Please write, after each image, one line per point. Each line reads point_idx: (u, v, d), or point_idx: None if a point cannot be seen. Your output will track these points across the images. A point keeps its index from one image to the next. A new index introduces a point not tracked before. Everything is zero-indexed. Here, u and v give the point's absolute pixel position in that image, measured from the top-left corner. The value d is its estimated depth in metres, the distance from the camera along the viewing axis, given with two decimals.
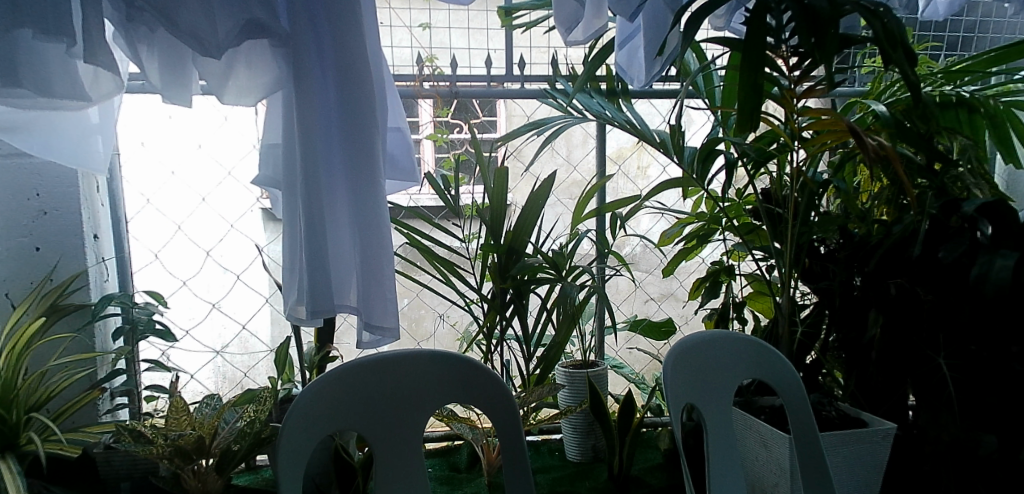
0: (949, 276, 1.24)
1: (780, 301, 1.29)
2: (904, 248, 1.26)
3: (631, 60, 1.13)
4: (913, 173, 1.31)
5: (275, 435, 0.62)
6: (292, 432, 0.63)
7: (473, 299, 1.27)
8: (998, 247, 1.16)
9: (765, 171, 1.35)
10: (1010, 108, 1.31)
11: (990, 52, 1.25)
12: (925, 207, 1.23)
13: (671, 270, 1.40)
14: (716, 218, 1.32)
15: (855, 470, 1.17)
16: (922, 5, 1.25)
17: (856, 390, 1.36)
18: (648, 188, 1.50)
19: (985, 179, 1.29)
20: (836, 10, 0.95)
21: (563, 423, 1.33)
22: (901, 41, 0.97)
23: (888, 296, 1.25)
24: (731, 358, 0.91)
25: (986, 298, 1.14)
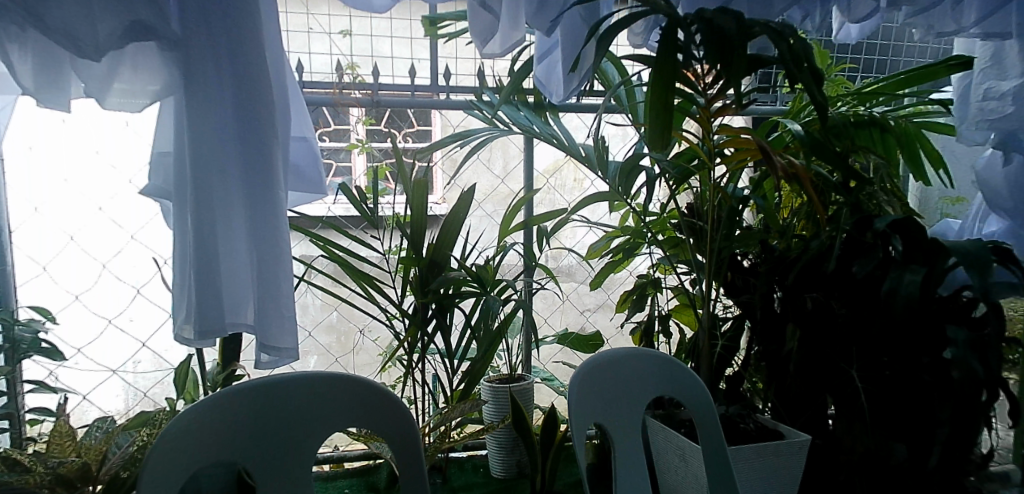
0: (861, 291, 1.30)
1: (701, 314, 1.30)
2: (820, 263, 1.31)
3: (550, 74, 1.14)
4: (829, 191, 1.36)
5: (147, 447, 0.59)
6: (169, 449, 0.61)
7: (394, 314, 1.22)
8: (908, 262, 1.23)
9: (689, 186, 1.36)
10: (921, 129, 1.37)
11: (900, 75, 1.31)
12: (840, 224, 1.28)
13: (599, 284, 1.39)
14: (640, 232, 1.33)
15: (770, 482, 1.19)
16: (835, 29, 1.30)
17: (775, 400, 1.40)
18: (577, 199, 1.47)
19: (897, 196, 1.35)
20: (744, 33, 1.01)
21: (487, 439, 1.29)
22: (807, 60, 1.03)
23: (806, 310, 1.32)
24: (648, 375, 0.98)
25: (896, 312, 1.19)
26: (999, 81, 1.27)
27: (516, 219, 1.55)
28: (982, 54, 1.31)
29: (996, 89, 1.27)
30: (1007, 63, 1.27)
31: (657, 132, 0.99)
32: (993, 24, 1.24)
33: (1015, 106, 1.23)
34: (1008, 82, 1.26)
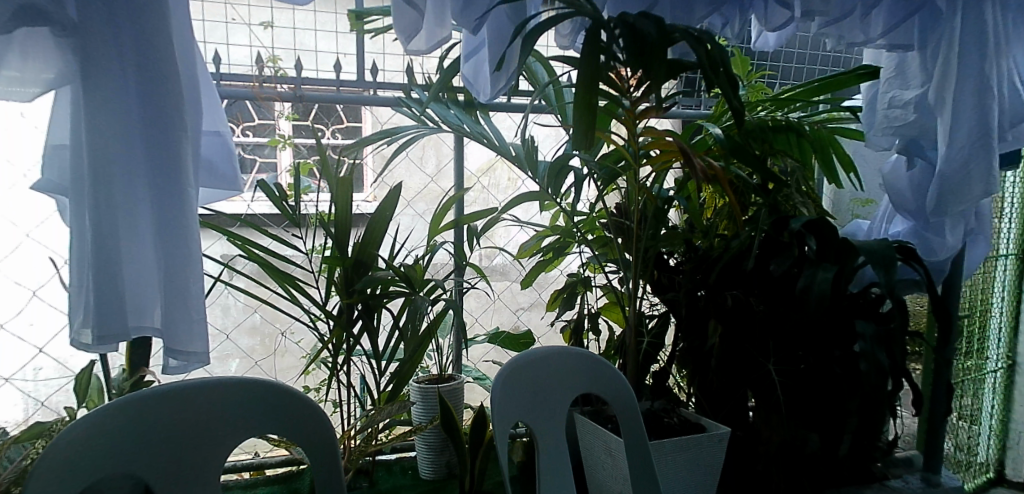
0: (779, 288, 1.36)
1: (629, 312, 1.32)
2: (740, 261, 1.36)
3: (477, 73, 1.14)
4: (749, 192, 1.42)
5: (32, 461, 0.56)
6: (57, 464, 0.57)
7: (317, 315, 1.19)
8: (821, 260, 1.29)
9: (617, 187, 1.39)
10: (833, 134, 1.44)
11: (813, 83, 1.37)
12: (759, 224, 1.34)
13: (530, 282, 1.40)
14: (570, 232, 1.34)
15: (692, 474, 1.23)
16: (754, 37, 1.35)
17: (698, 394, 1.43)
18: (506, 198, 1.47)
19: (812, 198, 1.41)
20: (664, 38, 1.04)
21: (416, 440, 1.27)
22: (723, 66, 1.07)
23: (725, 306, 1.34)
24: (572, 373, 0.99)
25: (809, 308, 1.25)
26: (903, 90, 1.35)
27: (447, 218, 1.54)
28: (887, 64, 1.39)
29: (900, 97, 1.34)
30: (909, 73, 1.35)
31: (581, 128, 1.02)
32: (897, 35, 1.31)
33: (917, 114, 1.32)
34: (910, 90, 1.33)
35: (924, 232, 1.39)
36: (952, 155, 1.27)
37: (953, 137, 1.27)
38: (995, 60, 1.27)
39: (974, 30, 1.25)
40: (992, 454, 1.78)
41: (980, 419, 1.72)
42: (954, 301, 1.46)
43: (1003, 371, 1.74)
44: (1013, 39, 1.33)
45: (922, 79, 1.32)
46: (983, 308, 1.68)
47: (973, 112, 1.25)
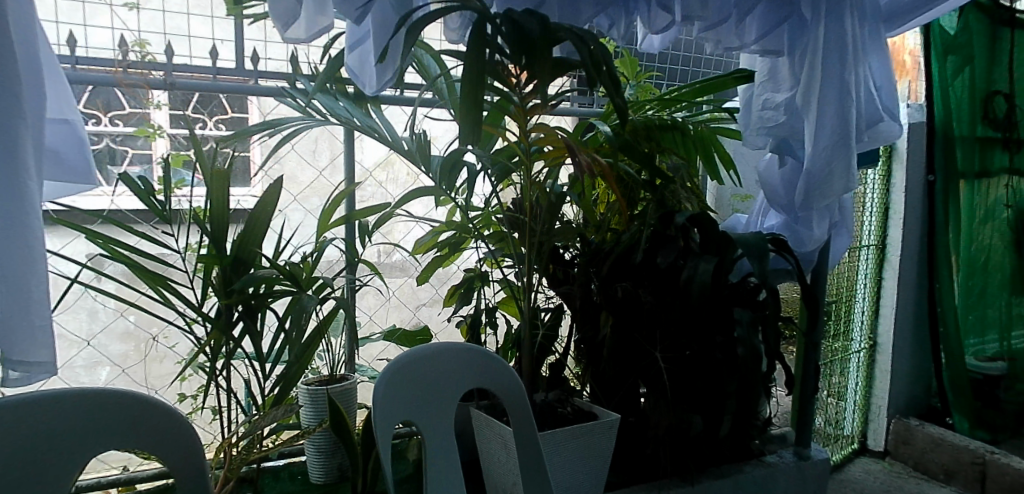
0: (665, 279, 1.42)
1: (524, 305, 1.34)
2: (630, 254, 1.42)
3: (362, 64, 1.11)
4: (638, 188, 1.47)
5: None
6: None
7: (193, 318, 1.12)
8: (703, 252, 1.36)
9: (512, 182, 1.40)
10: (715, 134, 1.52)
11: (695, 84, 1.44)
12: (647, 218, 1.39)
13: (426, 278, 1.38)
14: (466, 228, 1.34)
15: (584, 462, 1.26)
16: (640, 39, 1.41)
17: (592, 384, 1.47)
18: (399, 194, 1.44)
19: (695, 194, 1.49)
20: (548, 35, 1.05)
21: (306, 445, 1.23)
22: (605, 64, 1.09)
23: (616, 298, 1.39)
24: (461, 369, 0.99)
25: (693, 298, 1.31)
26: (775, 93, 1.44)
27: (338, 214, 1.49)
28: (761, 68, 1.47)
29: (773, 100, 1.43)
30: (780, 77, 1.44)
31: (468, 122, 1.01)
32: (769, 41, 1.39)
33: (786, 116, 1.42)
34: (782, 93, 1.43)
35: (794, 225, 1.49)
36: (817, 153, 1.37)
37: (818, 138, 1.36)
38: (854, 65, 1.37)
39: (835, 37, 1.34)
40: (856, 426, 1.97)
41: (845, 396, 1.89)
42: (821, 289, 1.59)
43: (865, 351, 1.92)
44: (869, 48, 1.43)
45: (791, 83, 1.41)
46: (848, 295, 1.85)
47: (835, 114, 1.34)
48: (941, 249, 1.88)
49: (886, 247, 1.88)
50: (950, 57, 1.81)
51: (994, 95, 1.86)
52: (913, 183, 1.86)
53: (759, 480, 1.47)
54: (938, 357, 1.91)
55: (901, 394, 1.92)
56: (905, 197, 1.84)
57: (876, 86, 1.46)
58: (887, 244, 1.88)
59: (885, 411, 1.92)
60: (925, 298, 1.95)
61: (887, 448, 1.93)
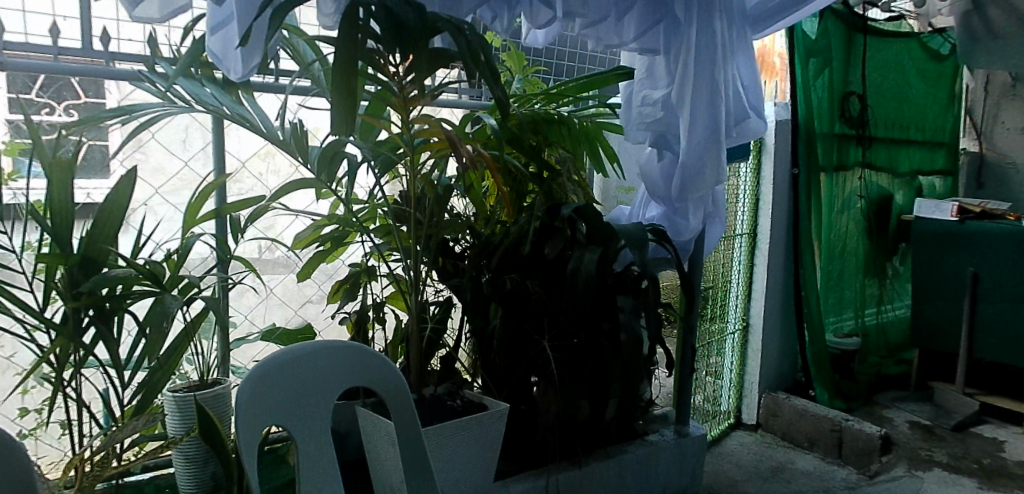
0: (553, 270, 1.44)
1: (412, 300, 1.30)
2: (519, 246, 1.43)
3: (226, 48, 1.05)
4: (526, 180, 1.49)
5: None
6: None
7: (33, 325, 1.01)
8: (588, 243, 1.39)
9: (398, 174, 1.36)
10: (600, 129, 1.57)
11: (579, 79, 1.48)
12: (535, 211, 1.41)
13: (308, 275, 1.33)
14: (349, 222, 1.29)
15: (475, 455, 1.25)
16: (524, 33, 1.42)
17: (483, 375, 1.47)
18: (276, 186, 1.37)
19: (581, 186, 1.52)
20: (425, 25, 1.02)
21: (173, 456, 1.15)
22: (484, 55, 1.08)
23: (504, 289, 1.38)
24: (331, 371, 0.93)
25: (578, 288, 1.33)
26: (653, 89, 1.50)
27: (206, 209, 1.39)
28: (640, 66, 1.54)
29: (651, 96, 1.50)
30: (657, 75, 1.51)
31: (343, 106, 0.95)
32: (646, 41, 1.45)
33: (663, 111, 1.47)
34: (659, 90, 1.49)
35: (672, 216, 1.57)
36: (691, 147, 1.44)
37: (692, 133, 1.44)
38: (724, 66, 1.45)
39: (707, 39, 1.42)
40: (732, 403, 2.11)
41: (722, 375, 2.03)
42: (697, 276, 1.68)
43: (739, 332, 2.06)
44: (738, 49, 1.52)
45: (668, 80, 1.48)
46: (723, 281, 1.96)
47: (706, 110, 1.42)
48: (804, 238, 2.03)
49: (757, 235, 2.02)
50: (813, 59, 1.95)
51: (850, 95, 2.10)
52: (780, 176, 1.99)
53: (642, 460, 1.54)
54: (802, 335, 2.09)
55: (771, 371, 2.09)
56: (772, 190, 1.97)
57: (743, 85, 1.55)
58: (758, 232, 2.02)
59: (757, 387, 2.08)
60: (790, 284, 2.10)
61: (759, 421, 2.09)
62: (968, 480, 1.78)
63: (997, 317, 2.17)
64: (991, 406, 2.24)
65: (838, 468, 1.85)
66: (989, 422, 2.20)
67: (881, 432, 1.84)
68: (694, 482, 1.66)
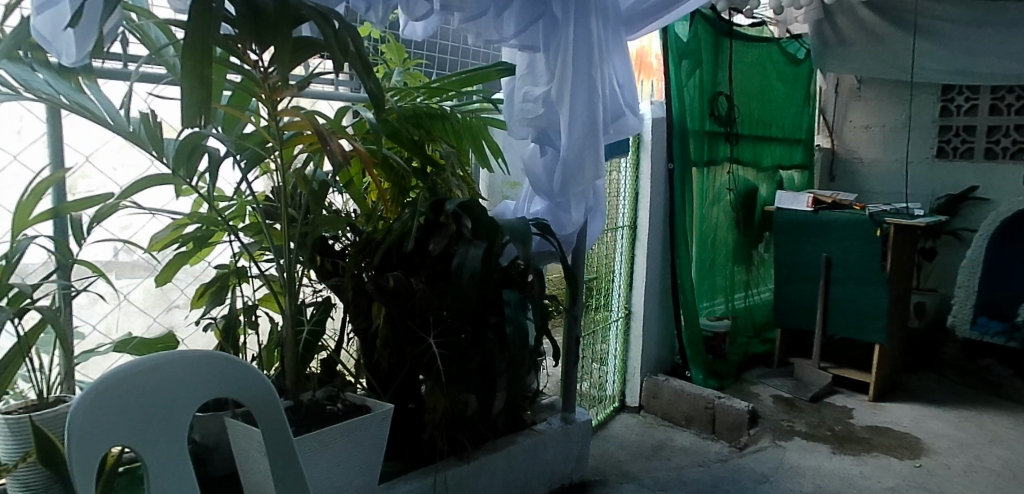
0: (438, 266, 1.42)
1: (285, 303, 1.24)
2: (401, 243, 1.40)
3: (54, 29, 0.93)
4: (409, 175, 1.46)
5: None
6: None
7: None
8: (474, 239, 1.38)
9: (268, 169, 1.30)
10: (485, 125, 1.56)
11: (460, 74, 1.46)
12: (418, 206, 1.39)
13: (167, 278, 1.23)
14: (214, 220, 1.21)
15: (358, 460, 1.21)
16: (402, 25, 1.39)
17: (367, 374, 1.43)
18: (127, 183, 1.25)
19: (465, 181, 1.52)
20: (286, 10, 0.96)
21: (8, 487, 1.03)
22: (353, 45, 1.03)
23: (387, 287, 1.34)
24: (188, 388, 0.86)
25: (464, 285, 1.32)
26: (534, 86, 1.51)
27: (43, 208, 1.25)
28: (520, 63, 1.53)
29: (532, 93, 1.50)
30: (538, 72, 1.51)
31: (200, 89, 0.87)
32: (527, 36, 1.45)
33: (544, 108, 1.49)
34: (539, 87, 1.50)
35: (555, 210, 1.60)
36: (572, 144, 1.48)
37: (571, 130, 1.48)
38: (600, 66, 1.51)
39: (583, 39, 1.46)
40: (617, 387, 2.21)
41: (606, 361, 2.12)
42: (581, 267, 1.74)
43: (622, 319, 2.16)
44: (613, 48, 1.58)
45: (547, 77, 1.49)
46: (606, 272, 2.04)
47: (586, 107, 1.47)
48: (680, 229, 2.15)
49: (637, 227, 2.12)
50: (685, 60, 2.07)
51: (718, 95, 2.26)
52: (657, 171, 2.10)
53: (529, 449, 1.58)
54: (679, 320, 2.23)
55: (651, 356, 2.21)
56: (650, 184, 2.07)
57: (619, 85, 1.61)
58: (638, 224, 2.11)
59: (639, 371, 2.19)
60: (668, 272, 2.22)
61: (642, 403, 2.21)
62: (822, 445, 1.99)
63: (847, 297, 2.41)
64: (841, 377, 2.51)
65: (712, 443, 1.99)
66: (839, 392, 2.47)
67: (748, 406, 2.00)
68: (580, 466, 1.72)
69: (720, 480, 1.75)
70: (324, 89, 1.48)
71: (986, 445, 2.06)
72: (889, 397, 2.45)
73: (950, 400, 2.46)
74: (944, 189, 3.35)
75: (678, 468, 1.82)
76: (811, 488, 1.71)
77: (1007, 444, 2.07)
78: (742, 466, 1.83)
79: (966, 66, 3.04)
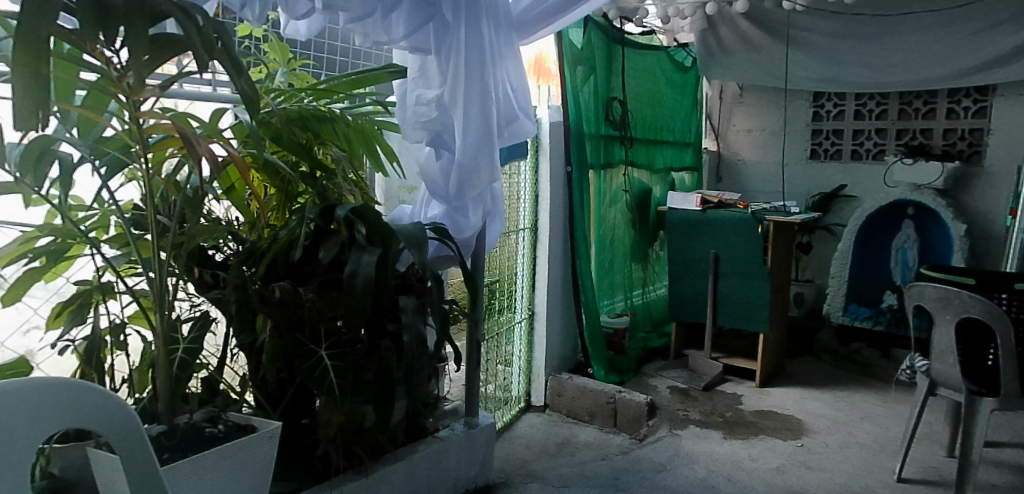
0: (330, 275, 1.37)
1: (157, 320, 1.15)
2: (288, 252, 1.35)
3: None
4: (296, 181, 1.41)
5: None
6: None
7: None
8: (368, 245, 1.33)
9: (135, 175, 1.20)
10: (379, 129, 1.50)
11: (348, 76, 1.42)
12: (306, 214, 1.34)
13: (15, 296, 1.12)
14: (69, 231, 1.11)
15: (241, 482, 1.14)
16: (283, 23, 1.36)
17: (255, 391, 1.37)
18: None
19: (357, 187, 1.49)
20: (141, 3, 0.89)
21: None
22: (218, 38, 0.98)
23: (273, 299, 1.27)
24: (27, 421, 0.75)
25: (358, 294, 1.27)
26: (426, 89, 1.48)
27: None
28: (412, 64, 1.50)
29: (425, 96, 1.47)
30: (430, 74, 1.49)
31: (31, 95, 0.77)
32: (417, 39, 1.42)
33: (438, 111, 1.46)
34: (432, 90, 1.47)
35: (453, 214, 1.58)
36: (466, 146, 1.48)
37: (467, 132, 1.47)
38: (493, 71, 1.52)
39: (475, 42, 1.47)
40: (522, 388, 2.24)
41: (511, 362, 2.13)
42: (480, 271, 1.75)
43: (526, 320, 2.18)
44: (505, 54, 1.59)
45: (440, 80, 1.47)
46: (508, 273, 2.06)
47: (479, 108, 1.47)
48: (579, 230, 2.22)
49: (538, 229, 2.15)
50: (579, 66, 2.14)
51: (612, 100, 2.35)
52: (556, 174, 2.14)
53: (430, 457, 1.56)
54: (581, 318, 2.29)
55: (554, 355, 2.26)
56: (549, 186, 2.11)
57: (513, 88, 1.63)
58: (539, 226, 2.15)
59: (543, 371, 2.22)
60: (569, 272, 2.28)
61: (547, 402, 2.24)
62: (714, 431, 2.10)
63: (734, 291, 2.56)
64: (732, 366, 2.67)
65: (613, 436, 2.05)
66: (730, 380, 2.62)
67: (647, 399, 2.08)
68: (485, 469, 1.73)
69: (621, 472, 1.81)
70: (199, 89, 1.39)
71: (855, 422, 2.26)
72: (773, 382, 2.63)
73: (826, 382, 2.68)
74: (816, 188, 3.66)
75: (581, 463, 1.87)
76: (704, 473, 1.81)
77: (873, 420, 2.28)
78: (642, 456, 1.90)
79: (834, 75, 3.33)
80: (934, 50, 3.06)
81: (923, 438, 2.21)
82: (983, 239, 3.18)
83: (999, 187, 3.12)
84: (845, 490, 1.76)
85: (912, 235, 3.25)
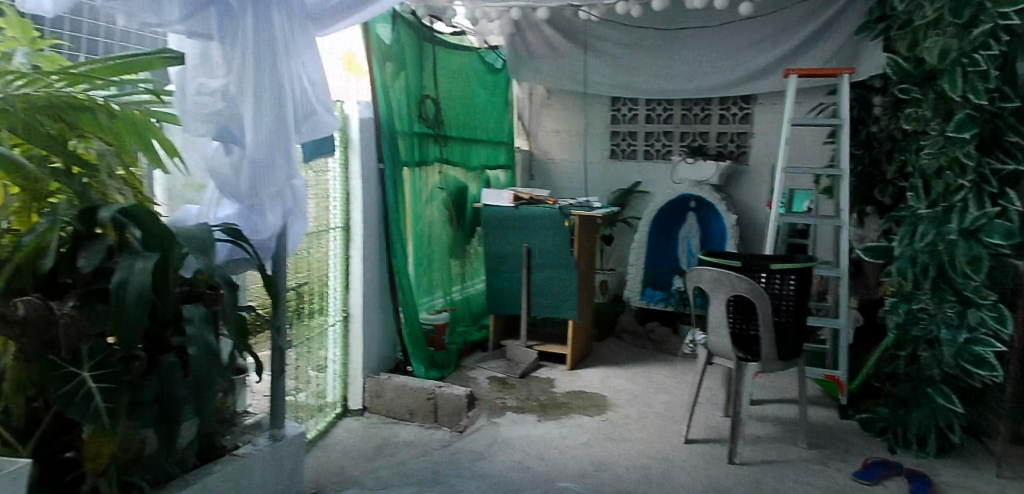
0: (93, 285, 1.19)
1: None
2: (36, 261, 1.16)
3: None
4: (44, 178, 1.18)
5: None
6: None
7: None
8: (141, 250, 1.18)
9: None
10: (157, 120, 1.33)
11: (114, 59, 1.23)
12: (58, 215, 1.14)
13: None
14: None
15: None
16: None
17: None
18: None
19: (126, 184, 1.34)
20: None
21: None
22: None
23: (14, 317, 1.08)
24: None
25: (128, 306, 1.10)
26: (210, 78, 1.35)
27: None
28: (191, 51, 1.35)
29: (208, 86, 1.34)
30: (213, 62, 1.36)
31: None
32: (194, 24, 1.29)
33: (224, 103, 1.34)
34: (216, 79, 1.35)
35: (245, 212, 1.48)
36: (258, 141, 1.40)
37: (258, 127, 1.39)
38: (287, 63, 1.45)
39: (263, 32, 1.39)
40: (339, 392, 2.17)
41: (325, 367, 2.05)
42: (281, 276, 1.65)
43: (340, 323, 2.12)
44: (300, 45, 1.52)
45: (225, 69, 1.36)
46: (319, 275, 1.97)
47: (271, 101, 1.41)
48: (394, 229, 2.21)
49: (351, 228, 2.09)
50: (389, 63, 2.13)
51: (425, 98, 2.38)
52: (367, 171, 2.10)
53: (230, 477, 1.44)
54: (399, 314, 2.31)
55: (370, 356, 2.22)
56: (360, 185, 2.07)
57: (310, 81, 1.56)
58: (351, 226, 2.09)
59: (360, 373, 2.18)
60: (385, 272, 2.26)
61: (366, 404, 2.20)
62: (529, 416, 2.22)
63: (545, 282, 2.73)
64: (546, 352, 2.84)
65: (434, 431, 2.08)
66: (544, 366, 2.79)
67: (465, 392, 2.13)
68: (293, 481, 1.65)
69: (440, 466, 1.83)
70: None
71: (650, 393, 2.53)
72: (582, 364, 2.85)
73: (626, 360, 2.98)
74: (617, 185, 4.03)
75: (402, 462, 1.86)
76: (520, 456, 1.90)
77: (664, 390, 2.58)
78: (462, 447, 1.95)
79: (626, 82, 3.69)
80: (707, 64, 3.53)
81: (704, 402, 2.55)
82: (750, 227, 3.74)
83: (759, 184, 3.69)
84: (641, 456, 1.97)
85: (693, 227, 3.76)
